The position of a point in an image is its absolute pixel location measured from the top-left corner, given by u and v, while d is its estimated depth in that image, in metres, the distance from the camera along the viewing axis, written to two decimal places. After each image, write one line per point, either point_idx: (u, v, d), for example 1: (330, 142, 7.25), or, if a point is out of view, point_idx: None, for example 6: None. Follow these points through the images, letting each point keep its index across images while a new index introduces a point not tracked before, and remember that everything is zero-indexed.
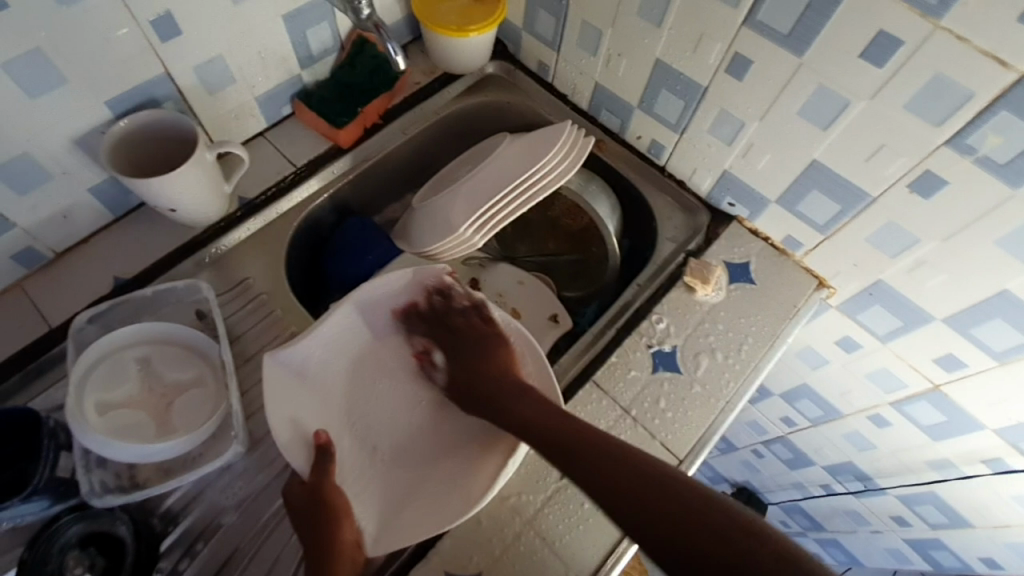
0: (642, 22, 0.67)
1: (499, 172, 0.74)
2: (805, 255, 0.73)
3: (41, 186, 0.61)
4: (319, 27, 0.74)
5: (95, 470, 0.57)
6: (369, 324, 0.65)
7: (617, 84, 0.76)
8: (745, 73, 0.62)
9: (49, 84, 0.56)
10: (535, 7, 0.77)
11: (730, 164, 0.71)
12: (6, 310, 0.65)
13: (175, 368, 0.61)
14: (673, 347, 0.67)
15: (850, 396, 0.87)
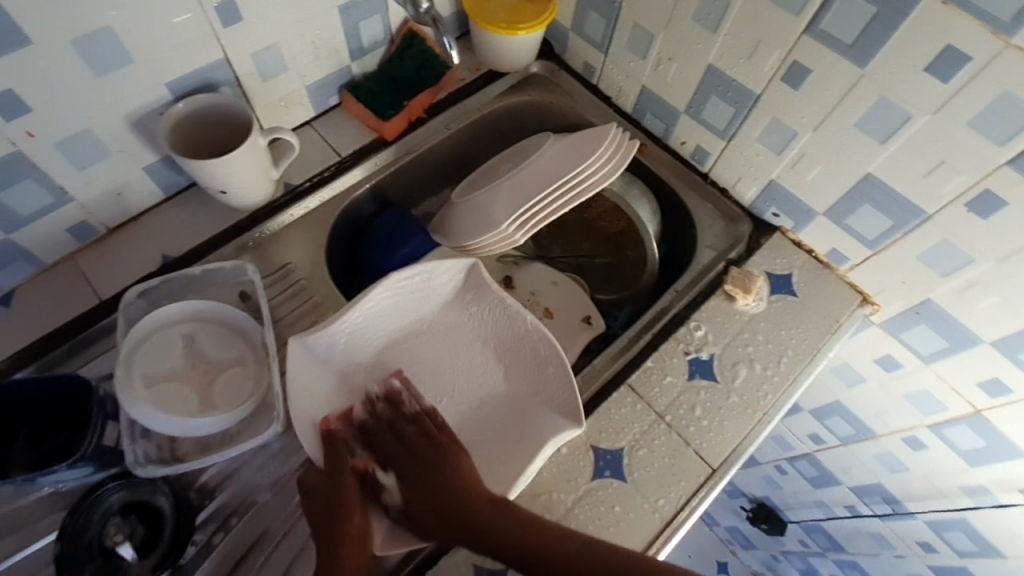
0: (697, 27, 0.66)
1: (542, 171, 0.74)
2: (850, 269, 0.71)
3: (100, 163, 0.63)
4: (372, 20, 0.74)
5: (139, 440, 0.58)
6: (396, 313, 0.65)
7: (665, 88, 0.75)
8: (802, 82, 0.61)
9: (116, 64, 0.57)
10: (587, 8, 0.77)
11: (778, 174, 0.70)
12: (58, 281, 0.67)
13: (218, 346, 0.62)
14: (711, 355, 0.67)
15: (886, 416, 0.85)
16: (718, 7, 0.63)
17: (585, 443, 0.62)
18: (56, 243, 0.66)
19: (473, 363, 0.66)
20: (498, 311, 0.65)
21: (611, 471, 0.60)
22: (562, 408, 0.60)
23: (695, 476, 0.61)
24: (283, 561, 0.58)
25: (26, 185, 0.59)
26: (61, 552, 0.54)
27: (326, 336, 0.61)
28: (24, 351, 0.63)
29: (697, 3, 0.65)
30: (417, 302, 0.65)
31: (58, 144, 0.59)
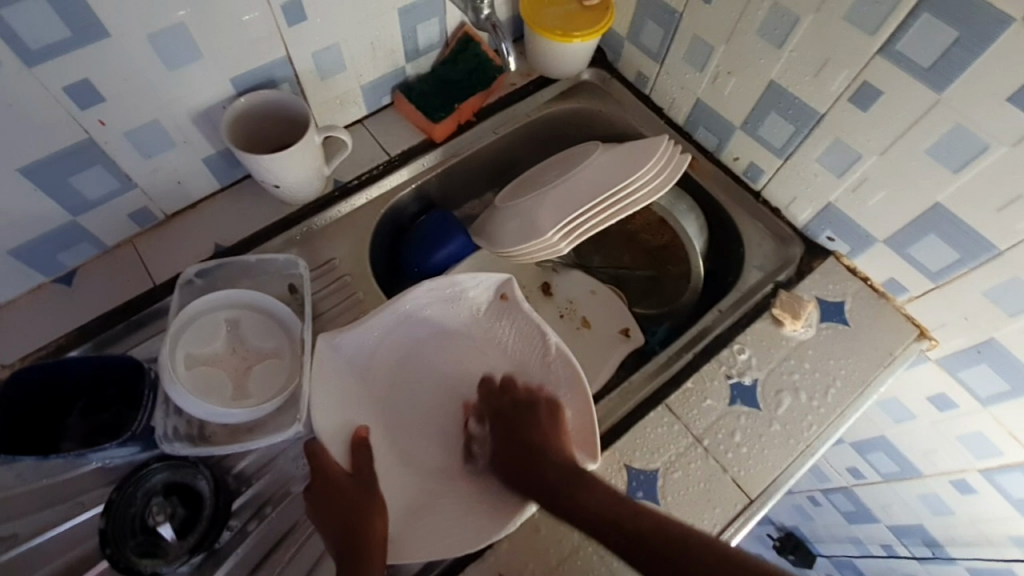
0: (761, 41, 0.64)
1: (588, 182, 0.73)
2: (908, 301, 0.68)
3: (164, 152, 0.65)
4: (429, 22, 0.75)
5: (171, 415, 0.60)
6: (422, 321, 0.66)
7: (721, 102, 0.73)
8: (871, 104, 0.59)
9: (186, 58, 0.59)
10: (645, 17, 0.76)
11: (837, 197, 0.68)
12: (118, 262, 0.70)
13: (260, 335, 0.64)
14: (754, 380, 0.65)
15: (934, 457, 0.81)
16: (786, 22, 0.61)
17: (618, 461, 0.61)
18: (118, 227, 0.69)
19: (494, 377, 0.66)
20: (524, 332, 0.65)
21: (645, 492, 0.59)
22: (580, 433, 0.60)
23: (732, 504, 0.59)
24: (308, 560, 0.59)
25: (95, 170, 0.62)
26: (106, 528, 0.56)
27: (352, 336, 0.62)
28: (83, 328, 0.66)
29: (764, 17, 0.63)
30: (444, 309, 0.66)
31: (127, 133, 0.61)
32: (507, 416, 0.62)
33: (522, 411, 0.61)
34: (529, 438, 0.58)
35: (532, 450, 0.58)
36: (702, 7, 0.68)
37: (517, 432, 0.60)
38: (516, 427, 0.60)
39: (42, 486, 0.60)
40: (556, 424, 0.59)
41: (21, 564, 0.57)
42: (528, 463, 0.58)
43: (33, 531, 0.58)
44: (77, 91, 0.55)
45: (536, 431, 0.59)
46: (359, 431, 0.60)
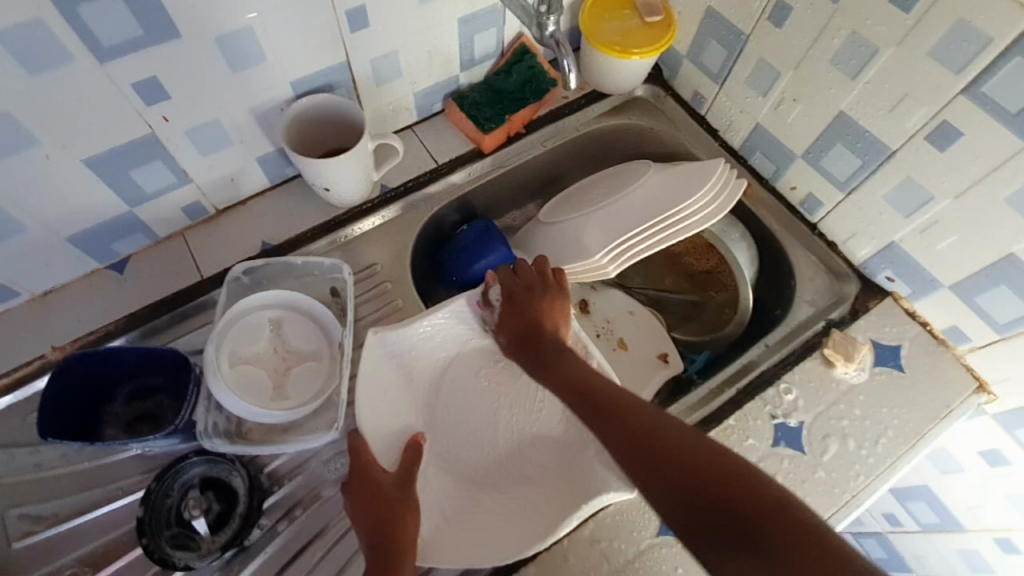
0: (834, 70, 0.62)
1: (641, 204, 0.72)
2: (969, 351, 0.65)
3: (221, 150, 0.66)
4: (487, 33, 0.74)
5: (212, 410, 0.61)
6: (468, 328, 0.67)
7: (783, 129, 0.71)
8: (949, 145, 0.56)
9: (250, 60, 0.60)
10: (708, 38, 0.74)
11: (901, 237, 0.64)
12: (168, 254, 0.71)
13: (301, 337, 0.64)
14: (800, 422, 0.62)
15: (980, 513, 0.77)
16: (864, 52, 0.58)
17: None
18: (170, 218, 0.70)
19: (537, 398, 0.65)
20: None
21: None
22: None
23: None
24: (333, 567, 0.59)
25: (154, 164, 0.63)
26: (145, 517, 0.56)
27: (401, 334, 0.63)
28: (132, 317, 0.67)
29: (839, 45, 0.60)
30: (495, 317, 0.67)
31: (188, 130, 0.62)
32: (518, 295, 0.64)
33: (543, 293, 0.64)
34: (522, 320, 0.63)
35: (528, 339, 0.61)
36: (772, 32, 0.66)
37: (524, 310, 0.63)
38: (523, 312, 0.63)
39: (84, 469, 0.61)
40: (560, 308, 0.63)
41: (61, 544, 0.59)
42: (536, 338, 0.61)
43: (73, 513, 0.60)
44: (145, 88, 0.56)
45: (540, 311, 0.63)
46: (414, 437, 0.62)
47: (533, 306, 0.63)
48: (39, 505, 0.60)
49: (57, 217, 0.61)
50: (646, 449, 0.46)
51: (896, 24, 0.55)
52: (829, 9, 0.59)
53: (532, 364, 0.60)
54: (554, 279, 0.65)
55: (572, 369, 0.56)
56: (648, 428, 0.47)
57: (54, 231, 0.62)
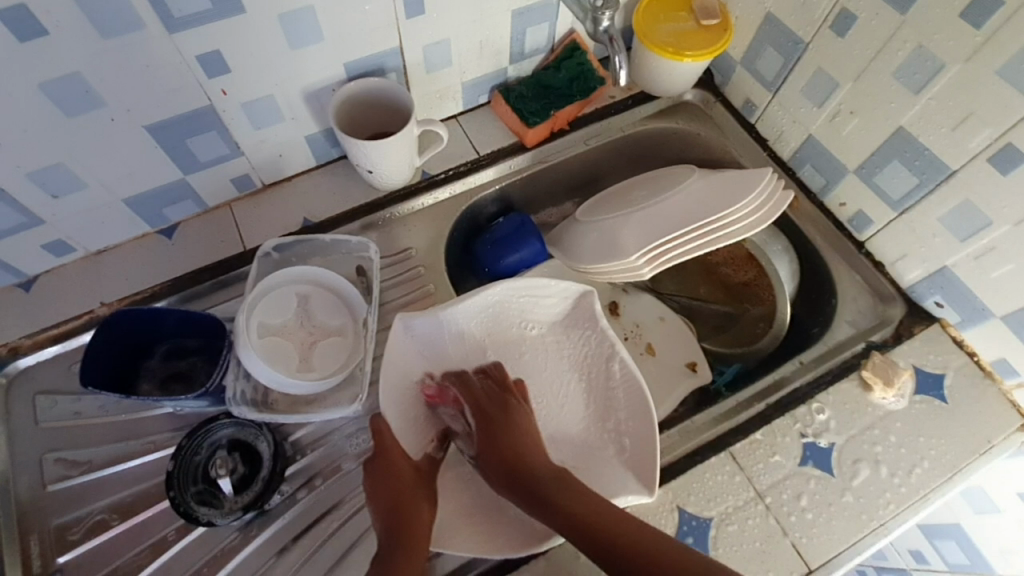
0: (896, 84, 0.60)
1: (681, 209, 0.71)
2: (1016, 385, 0.62)
3: (273, 126, 0.68)
4: (539, 27, 0.74)
5: (241, 379, 0.62)
6: (493, 319, 0.66)
7: (837, 142, 0.69)
8: (1014, 169, 0.53)
9: (308, 39, 0.61)
10: (765, 43, 0.72)
11: (954, 262, 0.62)
12: (214, 223, 0.73)
13: (327, 312, 0.65)
14: (830, 444, 0.60)
15: (1012, 558, 0.75)
16: (929, 67, 0.56)
17: (670, 502, 0.58)
18: (220, 189, 0.72)
19: (560, 398, 0.65)
20: (597, 350, 0.65)
21: (694, 539, 0.56)
22: (637, 468, 0.59)
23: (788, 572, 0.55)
24: (348, 539, 0.60)
25: (209, 135, 0.65)
26: (173, 471, 0.59)
27: (426, 319, 0.63)
28: (176, 279, 0.70)
29: (904, 58, 0.58)
30: (528, 309, 0.66)
31: (243, 104, 0.64)
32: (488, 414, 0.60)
33: (502, 411, 0.60)
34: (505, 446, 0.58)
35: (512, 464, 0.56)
36: (834, 41, 0.64)
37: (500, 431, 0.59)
38: (499, 434, 0.59)
39: (120, 421, 0.64)
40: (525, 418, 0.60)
41: (94, 489, 0.61)
42: (518, 462, 0.57)
43: (107, 461, 0.62)
44: (207, 61, 0.58)
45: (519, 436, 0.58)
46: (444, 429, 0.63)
47: (511, 423, 0.59)
48: (76, 450, 0.63)
49: (116, 179, 0.64)
50: (593, 545, 0.49)
51: (966, 39, 0.52)
52: (896, 21, 0.57)
53: (528, 501, 0.54)
54: (517, 389, 0.63)
55: (551, 485, 0.55)
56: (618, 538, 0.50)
57: (112, 192, 0.65)
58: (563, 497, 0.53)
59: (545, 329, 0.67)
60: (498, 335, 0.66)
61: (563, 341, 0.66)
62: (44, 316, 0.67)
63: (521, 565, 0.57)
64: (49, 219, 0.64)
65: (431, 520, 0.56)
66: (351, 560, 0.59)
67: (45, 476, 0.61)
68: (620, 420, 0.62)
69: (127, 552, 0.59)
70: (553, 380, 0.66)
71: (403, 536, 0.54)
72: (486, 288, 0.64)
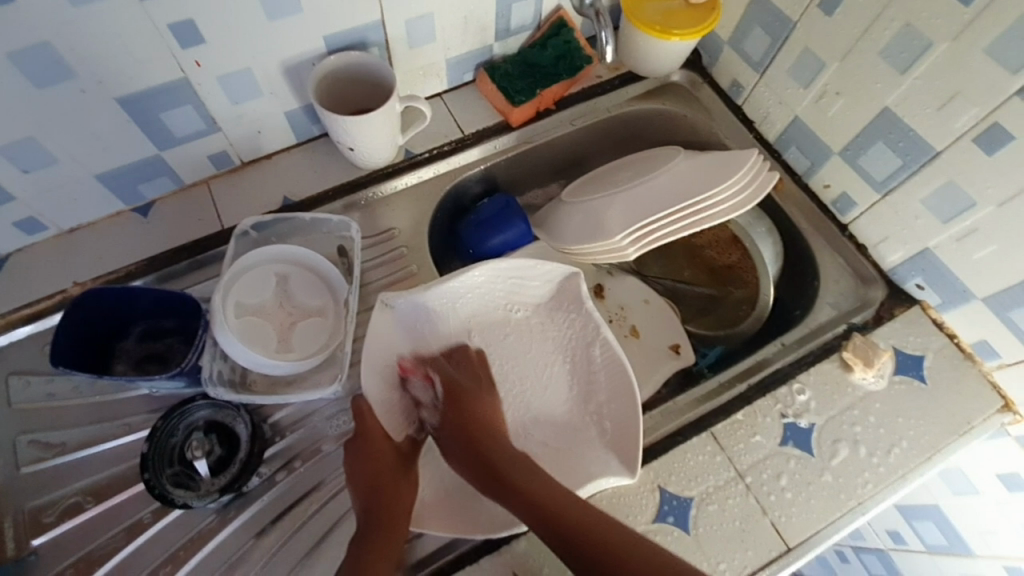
0: (882, 64, 0.59)
1: (666, 190, 0.70)
2: (996, 367, 0.62)
3: (251, 100, 0.66)
4: (525, 2, 0.72)
5: (218, 359, 0.61)
6: (479, 302, 0.65)
7: (823, 123, 0.68)
8: (999, 149, 0.53)
9: (286, 10, 0.59)
10: (753, 23, 0.71)
11: (936, 244, 0.62)
12: (190, 201, 0.72)
13: (307, 292, 0.64)
14: (810, 424, 0.60)
15: (992, 538, 0.74)
16: (917, 45, 0.56)
17: (651, 482, 0.58)
18: (196, 166, 0.70)
19: (542, 381, 0.65)
20: (581, 332, 0.64)
21: (675, 518, 0.56)
22: (621, 447, 0.58)
23: (767, 550, 0.56)
24: (327, 520, 0.60)
25: (183, 109, 0.63)
26: (148, 452, 0.57)
27: (411, 300, 0.62)
28: (152, 258, 0.68)
29: (891, 36, 0.57)
30: (512, 291, 0.66)
31: (219, 77, 0.62)
32: (455, 392, 0.60)
33: (469, 382, 0.62)
34: (464, 418, 0.59)
35: (475, 435, 0.58)
36: (822, 20, 0.63)
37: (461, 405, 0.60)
38: (462, 407, 0.59)
39: (94, 402, 0.63)
40: (495, 399, 0.61)
41: (68, 471, 0.60)
42: (478, 433, 0.58)
43: (82, 444, 0.61)
44: (179, 30, 0.56)
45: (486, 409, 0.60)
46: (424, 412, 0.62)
47: (469, 405, 0.60)
48: (51, 432, 0.61)
49: (87, 154, 0.62)
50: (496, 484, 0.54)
51: (954, 17, 0.52)
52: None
53: (472, 465, 0.56)
54: (480, 359, 0.64)
55: (510, 464, 0.56)
56: (507, 476, 0.55)
57: (83, 168, 0.63)
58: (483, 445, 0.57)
59: (531, 310, 0.67)
60: (483, 319, 0.66)
61: (549, 323, 0.66)
62: (15, 296, 0.65)
63: (502, 545, 0.57)
64: (18, 195, 0.62)
65: (412, 502, 0.56)
66: (330, 542, 0.59)
67: (19, 458, 0.60)
68: (600, 401, 0.62)
69: (102, 534, 0.58)
70: (535, 365, 0.65)
71: (383, 517, 0.54)
72: (474, 267, 0.63)
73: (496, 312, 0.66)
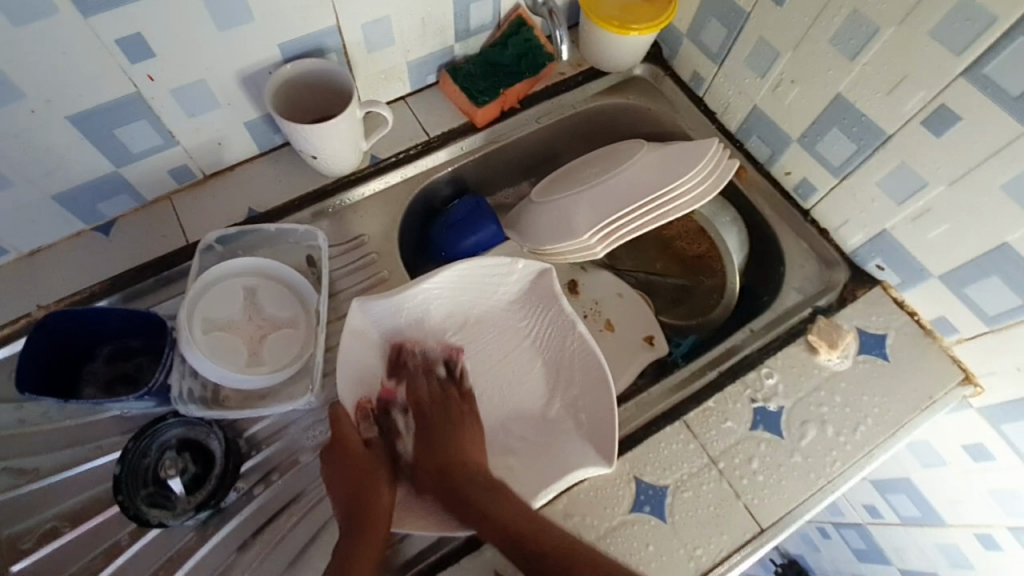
0: (833, 51, 0.60)
1: (630, 184, 0.71)
2: (956, 342, 0.64)
3: (208, 112, 0.66)
4: (483, 2, 0.72)
5: (188, 376, 0.60)
6: (454, 300, 0.65)
7: (780, 112, 0.70)
8: (946, 130, 0.55)
9: (237, 19, 0.59)
10: (709, 15, 0.72)
11: (893, 226, 0.64)
12: (154, 217, 0.71)
13: (275, 304, 0.64)
14: (779, 407, 0.62)
15: (961, 507, 0.75)
16: (864, 32, 0.57)
17: (627, 473, 0.59)
18: (157, 181, 0.69)
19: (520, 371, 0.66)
20: (557, 325, 0.64)
21: (651, 507, 0.57)
22: (596, 439, 0.59)
23: (741, 532, 0.57)
24: (308, 531, 0.60)
25: (139, 124, 0.62)
26: (120, 474, 0.57)
27: (384, 303, 0.62)
28: (117, 277, 0.67)
29: (840, 24, 0.59)
30: (481, 293, 0.65)
31: (173, 90, 0.61)
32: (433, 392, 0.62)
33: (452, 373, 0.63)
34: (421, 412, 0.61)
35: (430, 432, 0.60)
36: (773, 10, 0.64)
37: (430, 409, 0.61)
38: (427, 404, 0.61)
39: (65, 426, 0.62)
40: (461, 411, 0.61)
41: (41, 498, 0.59)
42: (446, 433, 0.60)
43: (55, 468, 0.60)
44: (129, 45, 0.55)
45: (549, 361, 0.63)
46: (364, 401, 0.61)
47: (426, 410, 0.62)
48: (21, 458, 0.60)
49: (42, 175, 0.61)
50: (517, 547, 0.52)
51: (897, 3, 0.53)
52: None
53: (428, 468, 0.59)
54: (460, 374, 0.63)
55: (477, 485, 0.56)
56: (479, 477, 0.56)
57: (38, 189, 0.62)
58: (505, 507, 0.54)
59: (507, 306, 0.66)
60: (457, 317, 0.65)
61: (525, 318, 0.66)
62: None
63: (482, 545, 0.57)
64: None
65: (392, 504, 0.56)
66: (312, 552, 0.59)
67: None
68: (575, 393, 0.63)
69: (80, 559, 0.57)
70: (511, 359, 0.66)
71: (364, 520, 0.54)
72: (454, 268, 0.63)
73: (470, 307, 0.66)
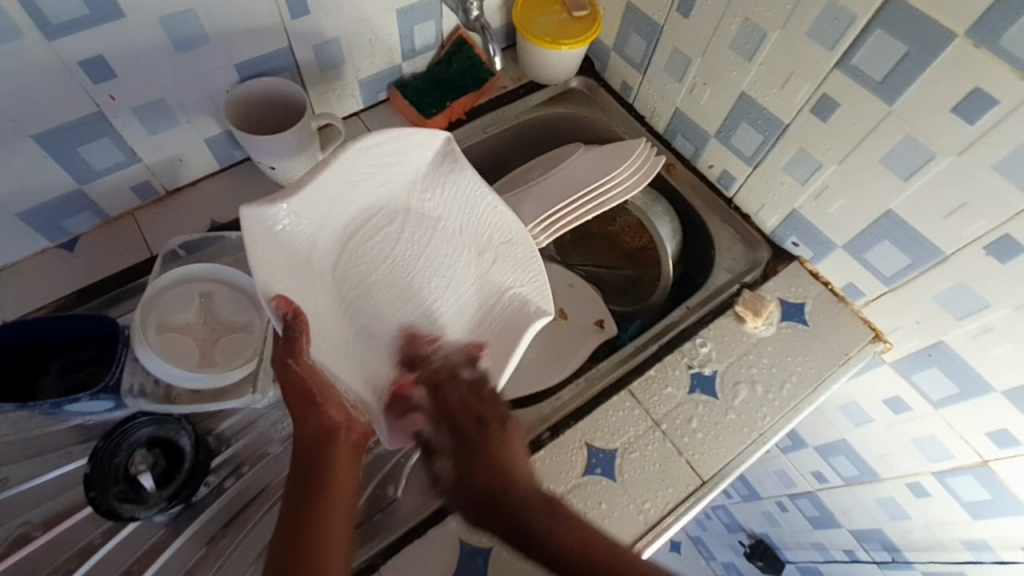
0: (733, 54, 0.69)
1: (570, 180, 0.78)
2: (864, 305, 0.72)
3: (169, 129, 0.70)
4: (426, 25, 0.79)
5: (138, 372, 0.62)
6: (340, 196, 0.60)
7: (698, 111, 0.78)
8: (830, 115, 0.63)
9: (195, 42, 0.63)
10: (630, 30, 0.81)
11: (801, 204, 0.72)
12: (116, 233, 0.73)
13: (231, 309, 0.66)
14: (713, 371, 0.68)
15: (890, 460, 0.82)
16: (755, 37, 0.66)
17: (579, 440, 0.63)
18: (120, 197, 0.72)
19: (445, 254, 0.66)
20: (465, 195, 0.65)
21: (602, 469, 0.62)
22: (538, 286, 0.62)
23: (684, 485, 0.62)
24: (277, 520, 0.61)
25: (102, 141, 0.66)
26: (91, 472, 0.58)
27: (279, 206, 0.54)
28: (82, 291, 0.69)
29: (735, 31, 0.67)
30: (373, 177, 0.62)
31: (135, 109, 0.65)
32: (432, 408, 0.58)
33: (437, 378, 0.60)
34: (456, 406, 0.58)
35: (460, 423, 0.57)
36: (681, 22, 0.73)
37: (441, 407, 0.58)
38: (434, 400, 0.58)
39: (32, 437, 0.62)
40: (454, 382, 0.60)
41: (8, 508, 0.59)
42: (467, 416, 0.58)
43: (22, 478, 0.61)
44: (91, 66, 0.59)
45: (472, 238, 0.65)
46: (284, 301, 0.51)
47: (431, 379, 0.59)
48: None
49: (6, 194, 0.63)
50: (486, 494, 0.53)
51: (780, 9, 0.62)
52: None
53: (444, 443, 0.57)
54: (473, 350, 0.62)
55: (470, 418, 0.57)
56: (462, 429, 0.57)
57: (4, 208, 0.64)
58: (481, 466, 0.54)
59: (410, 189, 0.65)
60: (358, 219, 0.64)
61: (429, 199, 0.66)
62: None
63: (447, 516, 0.60)
64: None
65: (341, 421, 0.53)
66: None
67: None
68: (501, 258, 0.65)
69: (50, 563, 0.58)
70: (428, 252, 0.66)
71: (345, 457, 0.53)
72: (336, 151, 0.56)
73: (365, 210, 0.64)
